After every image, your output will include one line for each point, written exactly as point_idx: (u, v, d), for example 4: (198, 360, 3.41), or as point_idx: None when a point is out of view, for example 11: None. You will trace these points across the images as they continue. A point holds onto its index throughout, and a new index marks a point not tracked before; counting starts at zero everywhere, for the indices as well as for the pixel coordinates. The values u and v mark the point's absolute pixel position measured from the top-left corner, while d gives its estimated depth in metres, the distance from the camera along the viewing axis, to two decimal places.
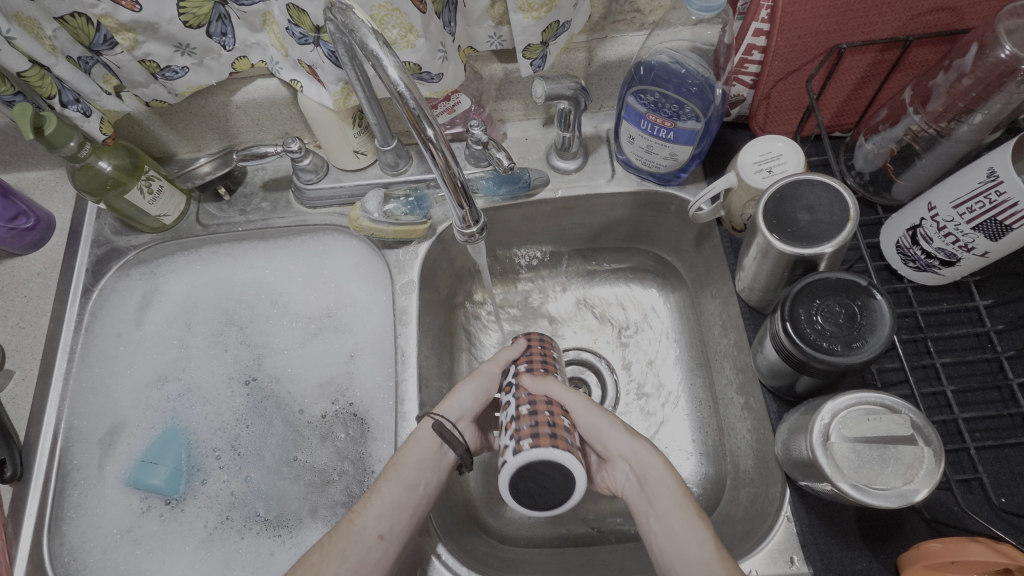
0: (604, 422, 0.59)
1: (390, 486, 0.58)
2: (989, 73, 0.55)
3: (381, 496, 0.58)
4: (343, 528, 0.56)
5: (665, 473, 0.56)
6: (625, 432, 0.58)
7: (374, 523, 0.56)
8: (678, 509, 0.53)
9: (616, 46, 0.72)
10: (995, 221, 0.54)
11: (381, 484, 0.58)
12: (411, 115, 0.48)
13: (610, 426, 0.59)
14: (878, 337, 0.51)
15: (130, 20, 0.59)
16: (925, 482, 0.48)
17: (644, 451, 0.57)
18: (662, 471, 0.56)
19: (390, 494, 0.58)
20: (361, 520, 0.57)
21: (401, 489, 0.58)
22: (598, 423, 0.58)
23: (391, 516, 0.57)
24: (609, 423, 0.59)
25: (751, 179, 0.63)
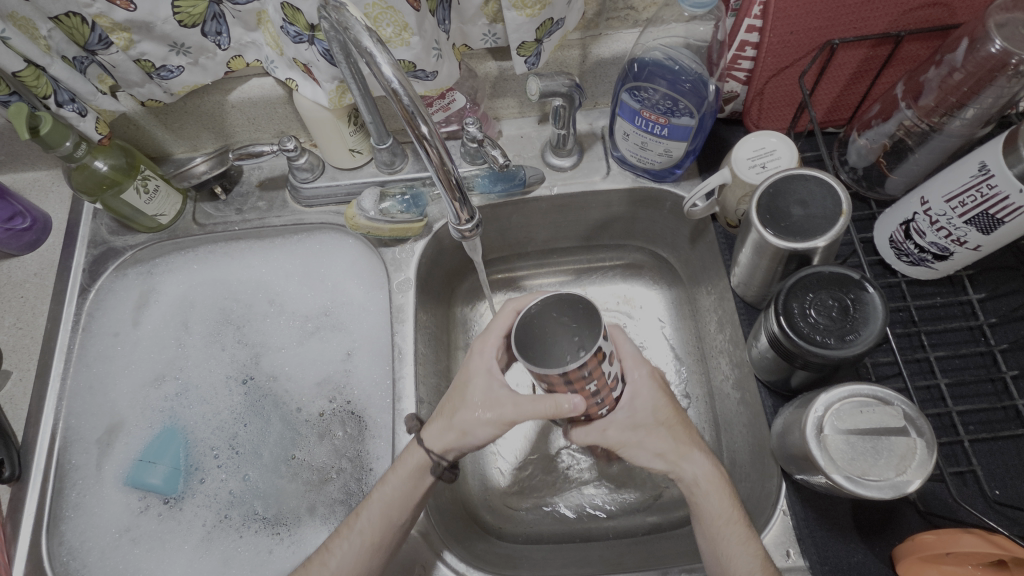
0: (653, 453, 0.56)
1: (369, 525, 0.59)
2: (981, 67, 0.55)
3: (354, 532, 0.59)
4: (315, 563, 0.59)
5: (711, 500, 0.55)
6: (671, 462, 0.56)
7: (345, 566, 0.58)
8: (728, 538, 0.54)
9: (610, 43, 0.72)
10: (987, 215, 0.55)
11: (360, 519, 0.59)
12: (405, 112, 0.48)
13: (659, 455, 0.56)
14: (871, 330, 0.51)
15: (125, 20, 0.59)
16: (918, 473, 0.48)
17: (694, 479, 0.56)
18: (709, 498, 0.55)
19: (368, 536, 0.59)
20: (333, 563, 0.58)
21: (382, 525, 0.59)
22: (647, 456, 0.56)
23: (362, 558, 0.58)
24: (659, 450, 0.56)
25: (745, 174, 0.63)
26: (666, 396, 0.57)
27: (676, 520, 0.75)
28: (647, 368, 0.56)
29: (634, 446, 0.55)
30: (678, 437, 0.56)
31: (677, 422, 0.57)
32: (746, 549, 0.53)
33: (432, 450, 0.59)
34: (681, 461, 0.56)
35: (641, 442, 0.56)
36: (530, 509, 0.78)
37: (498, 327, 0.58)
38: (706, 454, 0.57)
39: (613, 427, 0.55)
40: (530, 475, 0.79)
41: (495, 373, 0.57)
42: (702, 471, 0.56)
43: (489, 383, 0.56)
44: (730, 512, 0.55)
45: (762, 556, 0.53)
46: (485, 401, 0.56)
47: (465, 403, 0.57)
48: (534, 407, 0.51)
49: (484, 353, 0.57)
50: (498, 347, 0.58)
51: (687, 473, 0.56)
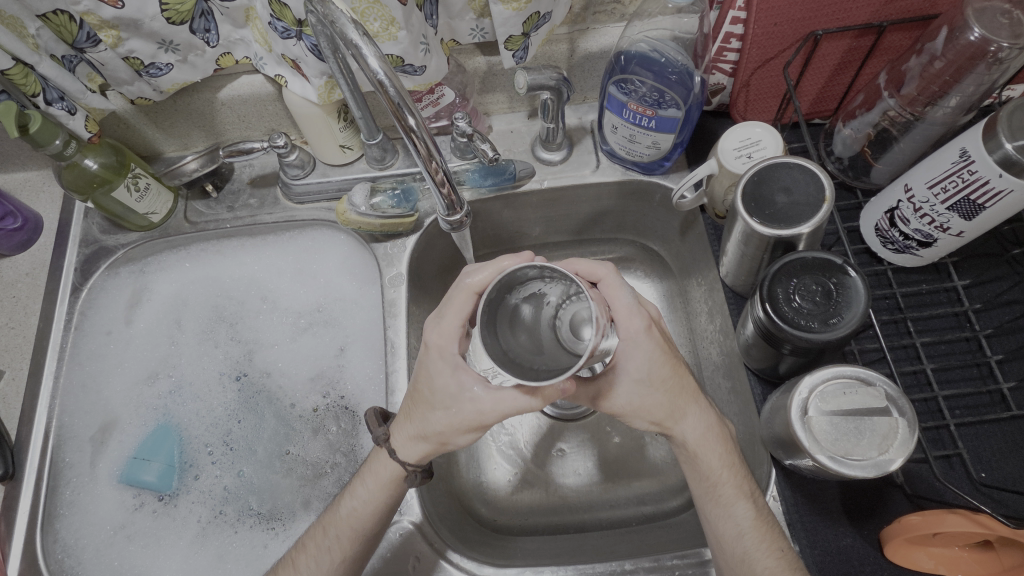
0: (647, 421, 0.55)
1: (340, 540, 0.60)
2: (960, 56, 0.56)
3: (323, 550, 0.60)
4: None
5: (703, 464, 0.56)
6: (665, 426, 0.55)
7: None
8: (721, 501, 0.57)
9: (597, 37, 0.73)
10: (968, 201, 0.55)
11: (328, 538, 0.61)
12: (392, 104, 0.48)
13: (654, 420, 0.55)
14: (854, 313, 0.52)
15: (113, 17, 0.59)
16: (900, 452, 0.49)
17: (687, 443, 0.56)
18: (703, 460, 0.56)
19: (338, 553, 0.60)
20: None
21: (350, 540, 0.60)
22: (644, 421, 0.55)
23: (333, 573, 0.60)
24: (654, 418, 0.55)
25: (732, 165, 0.64)
26: (665, 352, 0.52)
27: (669, 509, 0.75)
28: (642, 321, 0.50)
29: (629, 413, 0.54)
30: (675, 402, 0.54)
31: (676, 386, 0.54)
32: (738, 511, 0.56)
33: (405, 463, 0.59)
34: (675, 427, 0.55)
35: (637, 410, 0.54)
36: (524, 501, 0.78)
37: (454, 319, 0.52)
38: (704, 416, 0.56)
39: (606, 392, 0.53)
40: (524, 467, 0.80)
41: (463, 375, 0.52)
42: (696, 436, 0.56)
43: (458, 383, 0.52)
44: (721, 476, 0.57)
45: (753, 517, 0.56)
46: (454, 405, 0.52)
47: (434, 408, 0.54)
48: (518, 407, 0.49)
49: (444, 353, 0.52)
50: (458, 342, 0.52)
51: (680, 439, 0.56)
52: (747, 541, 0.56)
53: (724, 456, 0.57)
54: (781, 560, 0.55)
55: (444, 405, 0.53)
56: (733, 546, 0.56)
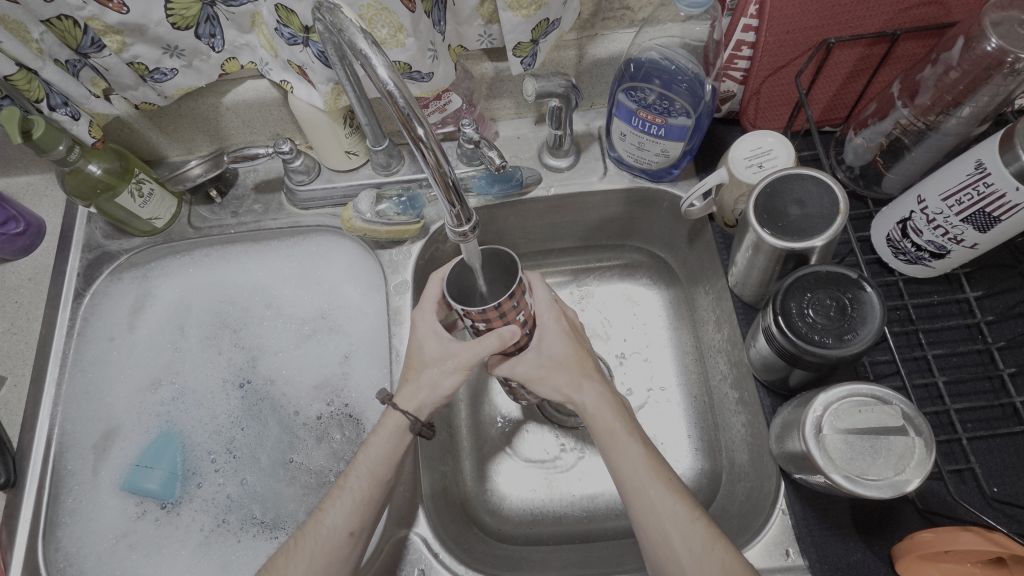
0: (553, 387, 0.61)
1: (360, 482, 0.60)
2: (976, 65, 0.55)
3: (345, 491, 0.60)
4: (310, 529, 0.58)
5: (600, 420, 0.59)
6: (566, 395, 0.61)
7: (344, 521, 0.58)
8: (617, 446, 0.58)
9: (606, 43, 0.72)
10: (983, 213, 0.55)
11: (348, 479, 0.60)
12: (401, 114, 0.47)
13: (558, 388, 0.61)
14: (868, 329, 0.52)
15: (118, 22, 0.58)
16: (916, 472, 0.48)
17: (586, 408, 0.60)
18: (596, 420, 0.60)
19: (358, 491, 0.59)
20: (328, 520, 0.58)
21: (371, 483, 0.60)
22: (549, 390, 0.61)
23: (355, 512, 0.59)
24: (557, 385, 0.61)
25: (742, 174, 0.63)
26: (570, 335, 0.62)
27: None
28: (552, 313, 0.63)
29: (537, 381, 0.61)
30: (571, 370, 0.61)
31: (575, 358, 0.62)
32: (630, 449, 0.58)
33: (405, 410, 0.61)
34: (575, 394, 0.61)
35: (544, 378, 0.61)
36: (528, 510, 0.77)
37: (432, 293, 0.63)
38: (598, 383, 0.61)
39: (522, 364, 0.62)
40: (528, 475, 0.79)
41: (441, 334, 0.62)
42: (592, 398, 0.60)
43: (439, 344, 0.61)
44: (616, 425, 0.59)
45: (645, 455, 0.58)
46: (440, 356, 0.61)
47: (426, 363, 0.61)
48: (480, 346, 0.59)
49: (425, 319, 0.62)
50: (436, 310, 0.63)
51: (580, 404, 0.61)
52: (643, 473, 0.57)
53: (618, 413, 0.60)
54: (668, 485, 0.56)
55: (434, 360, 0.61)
56: (630, 485, 0.57)
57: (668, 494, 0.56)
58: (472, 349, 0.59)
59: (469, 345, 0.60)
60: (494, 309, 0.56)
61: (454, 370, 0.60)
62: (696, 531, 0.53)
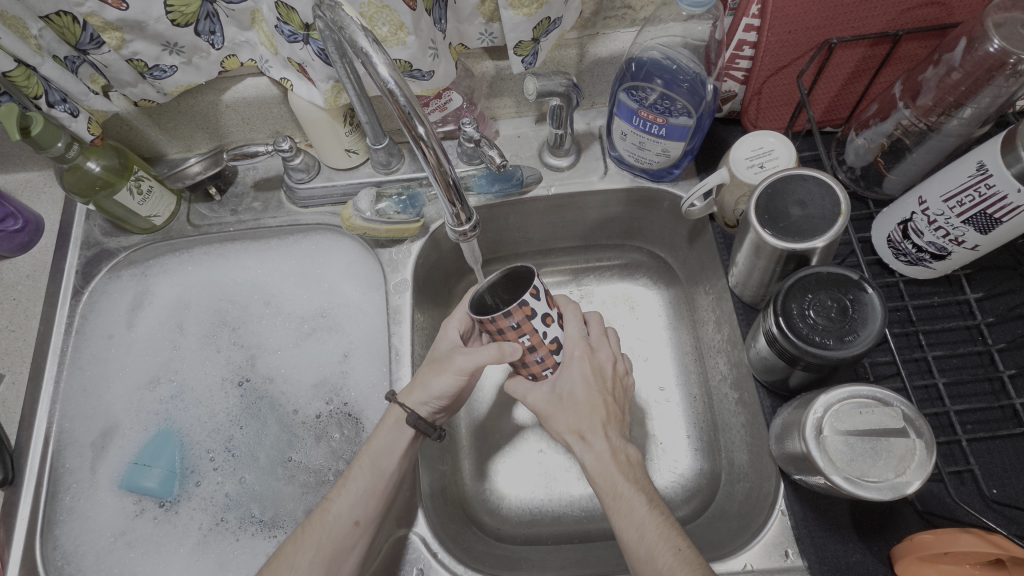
0: (558, 428, 0.62)
1: (363, 474, 0.61)
2: (978, 67, 0.55)
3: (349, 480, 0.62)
4: (316, 519, 0.60)
5: (602, 481, 0.59)
6: (573, 439, 0.62)
7: (348, 510, 0.60)
8: (620, 507, 0.57)
9: (607, 42, 0.72)
10: (985, 215, 0.54)
11: (353, 471, 0.62)
12: (402, 112, 0.47)
13: (566, 430, 0.62)
14: (870, 331, 0.51)
15: (117, 19, 0.58)
16: (917, 474, 0.48)
17: (587, 466, 0.60)
18: (599, 481, 0.59)
19: (363, 483, 0.61)
20: (335, 510, 0.60)
21: (373, 475, 0.61)
22: (557, 429, 0.62)
23: (361, 502, 0.60)
24: (563, 426, 0.62)
25: (743, 174, 0.63)
26: (589, 383, 0.61)
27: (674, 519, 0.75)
28: (579, 350, 0.62)
29: (546, 416, 0.63)
30: (580, 420, 0.61)
31: (589, 403, 0.61)
32: (637, 511, 0.56)
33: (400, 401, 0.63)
34: (577, 444, 0.61)
35: (552, 415, 0.62)
36: (527, 510, 0.77)
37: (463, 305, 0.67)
38: (603, 439, 0.60)
39: (534, 394, 0.63)
40: (529, 474, 0.79)
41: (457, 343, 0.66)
42: (592, 457, 0.60)
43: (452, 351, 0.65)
44: (623, 485, 0.58)
45: (653, 521, 0.55)
46: (446, 356, 0.64)
47: (435, 358, 0.66)
48: (479, 355, 0.60)
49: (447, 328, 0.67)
50: (459, 321, 0.67)
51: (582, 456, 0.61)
52: (649, 540, 0.54)
53: (623, 471, 0.59)
54: (677, 555, 0.53)
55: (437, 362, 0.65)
56: (635, 551, 0.55)
57: (678, 566, 0.52)
58: (466, 357, 0.61)
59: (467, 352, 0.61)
60: (491, 321, 0.56)
61: (444, 371, 0.62)
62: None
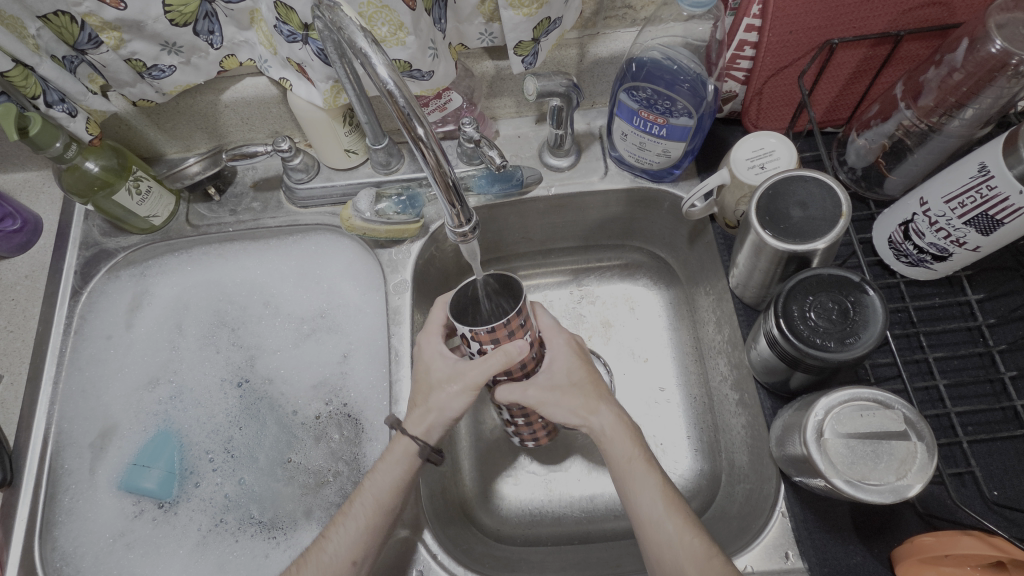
0: (567, 410, 0.60)
1: (365, 509, 0.59)
2: (980, 68, 0.55)
3: (349, 518, 0.59)
4: (313, 556, 0.58)
5: (617, 447, 0.59)
6: (583, 418, 0.60)
7: (346, 551, 0.58)
8: (631, 474, 0.58)
9: (607, 42, 0.72)
10: (986, 217, 0.54)
11: (353, 508, 0.59)
12: (401, 112, 0.47)
13: (574, 410, 0.60)
14: (871, 333, 0.51)
15: (115, 18, 0.58)
16: (918, 477, 0.48)
17: (604, 432, 0.60)
18: (614, 446, 0.59)
19: (363, 519, 0.59)
20: (331, 549, 0.58)
21: (374, 510, 0.59)
22: (563, 413, 0.61)
23: (359, 542, 0.58)
24: (573, 407, 0.61)
25: (744, 175, 0.63)
26: (583, 361, 0.63)
27: None
28: (563, 334, 0.64)
29: (549, 404, 0.61)
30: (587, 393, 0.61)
31: (589, 379, 0.62)
32: (648, 478, 0.57)
33: (415, 436, 0.60)
34: (592, 416, 0.60)
35: (557, 400, 0.61)
36: (527, 511, 0.77)
37: (438, 316, 0.64)
38: (613, 407, 0.61)
39: (533, 387, 0.61)
40: (529, 474, 0.79)
41: (448, 355, 0.62)
42: (609, 422, 0.60)
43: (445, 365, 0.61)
44: (632, 452, 0.59)
45: (662, 486, 0.57)
46: (449, 376, 0.60)
47: (433, 385, 0.61)
48: (488, 364, 0.58)
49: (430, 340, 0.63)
50: (441, 333, 0.63)
51: (597, 427, 0.60)
52: (661, 506, 0.56)
53: (634, 438, 0.60)
54: (685, 519, 0.55)
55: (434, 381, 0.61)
56: (647, 518, 0.56)
57: (685, 529, 0.54)
58: (479, 368, 0.59)
59: (475, 364, 0.59)
60: (503, 326, 0.56)
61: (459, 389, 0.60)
62: (713, 568, 0.52)
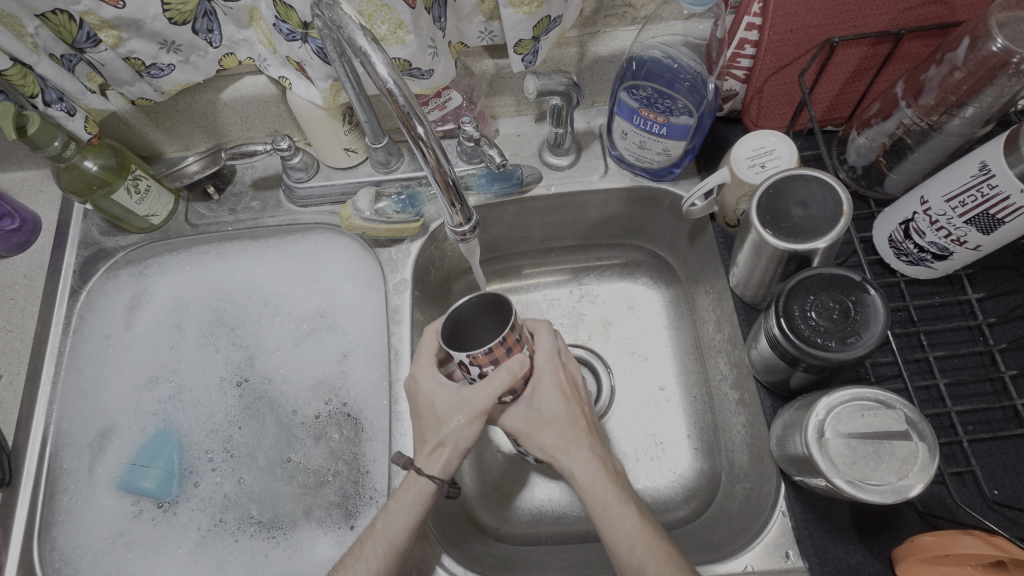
0: (538, 446, 0.61)
1: (375, 554, 0.58)
2: (981, 66, 0.55)
3: (360, 561, 0.58)
4: None
5: (590, 487, 0.58)
6: (553, 456, 0.60)
7: None
8: (608, 515, 0.56)
9: (608, 41, 0.72)
10: (987, 215, 0.54)
11: (364, 551, 0.58)
12: (400, 112, 0.46)
13: (544, 447, 0.61)
14: (872, 332, 0.51)
15: (113, 17, 0.57)
16: (920, 477, 0.48)
17: (575, 473, 0.59)
18: (586, 489, 0.58)
19: (375, 564, 0.58)
20: None
21: (386, 554, 0.58)
22: (535, 447, 0.61)
23: None
24: (545, 442, 0.61)
25: (745, 174, 0.63)
26: (564, 395, 0.61)
27: (675, 519, 0.75)
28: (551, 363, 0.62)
29: (524, 435, 0.61)
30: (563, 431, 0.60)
31: (567, 415, 0.61)
32: (626, 520, 0.56)
33: (432, 474, 0.60)
34: (563, 456, 0.60)
35: (531, 433, 0.61)
36: (527, 511, 0.77)
37: (428, 346, 0.62)
38: (586, 448, 0.60)
39: (512, 414, 0.62)
40: (529, 474, 0.79)
41: (449, 386, 0.60)
42: (580, 464, 0.59)
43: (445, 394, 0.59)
44: (608, 493, 0.57)
45: (641, 527, 0.56)
46: (452, 408, 0.59)
47: (440, 419, 0.59)
48: (492, 385, 0.57)
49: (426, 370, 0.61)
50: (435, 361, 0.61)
51: (568, 468, 0.59)
52: (639, 549, 0.54)
53: (609, 478, 0.58)
54: (669, 561, 0.54)
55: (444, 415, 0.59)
56: (628, 561, 0.54)
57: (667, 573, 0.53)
58: (480, 392, 0.58)
59: (479, 389, 0.58)
60: (501, 344, 0.56)
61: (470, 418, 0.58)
62: None
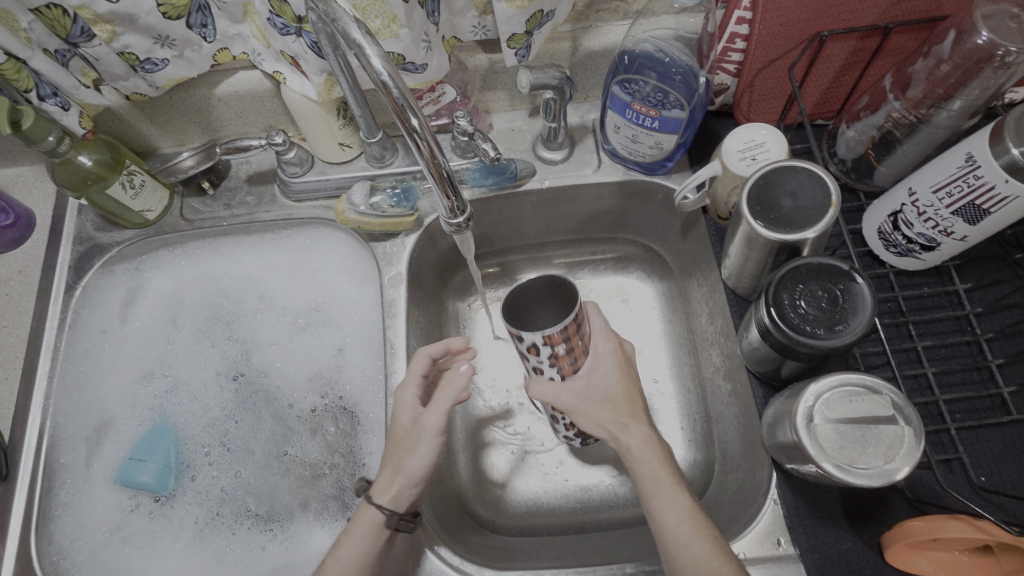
0: (596, 424, 0.60)
1: None
2: (967, 59, 0.56)
3: None
4: None
5: (643, 466, 0.58)
6: (611, 434, 0.60)
7: None
8: (659, 492, 0.57)
9: (600, 35, 0.72)
10: (973, 206, 0.55)
11: None
12: (395, 104, 0.47)
13: (601, 425, 0.60)
14: (860, 320, 0.52)
15: (107, 11, 0.58)
16: (906, 460, 0.49)
17: (631, 450, 0.59)
18: (641, 465, 0.58)
19: None
20: None
21: None
22: (592, 425, 0.61)
23: None
24: (601, 421, 0.61)
25: (735, 167, 0.64)
26: (623, 375, 0.62)
27: None
28: (608, 343, 0.62)
29: (581, 413, 0.60)
30: (619, 412, 0.61)
31: (624, 396, 0.61)
32: (676, 501, 0.56)
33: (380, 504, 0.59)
34: (620, 434, 0.60)
35: (589, 411, 0.60)
36: (523, 503, 0.78)
37: (416, 367, 0.65)
38: (644, 428, 0.60)
39: (567, 393, 0.60)
40: (525, 466, 0.80)
41: (416, 408, 0.63)
42: (638, 442, 0.59)
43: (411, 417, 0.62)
44: (662, 473, 0.58)
45: (690, 508, 0.56)
46: (411, 430, 0.61)
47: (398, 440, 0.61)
48: (437, 405, 0.60)
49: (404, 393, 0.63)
50: (416, 386, 0.64)
51: (624, 445, 0.60)
52: (686, 528, 0.54)
53: (664, 459, 0.59)
54: (713, 544, 0.53)
55: (404, 438, 0.61)
56: (673, 539, 0.54)
57: (713, 554, 0.53)
58: (431, 415, 0.60)
59: (432, 411, 0.60)
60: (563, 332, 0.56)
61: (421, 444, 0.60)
62: None
